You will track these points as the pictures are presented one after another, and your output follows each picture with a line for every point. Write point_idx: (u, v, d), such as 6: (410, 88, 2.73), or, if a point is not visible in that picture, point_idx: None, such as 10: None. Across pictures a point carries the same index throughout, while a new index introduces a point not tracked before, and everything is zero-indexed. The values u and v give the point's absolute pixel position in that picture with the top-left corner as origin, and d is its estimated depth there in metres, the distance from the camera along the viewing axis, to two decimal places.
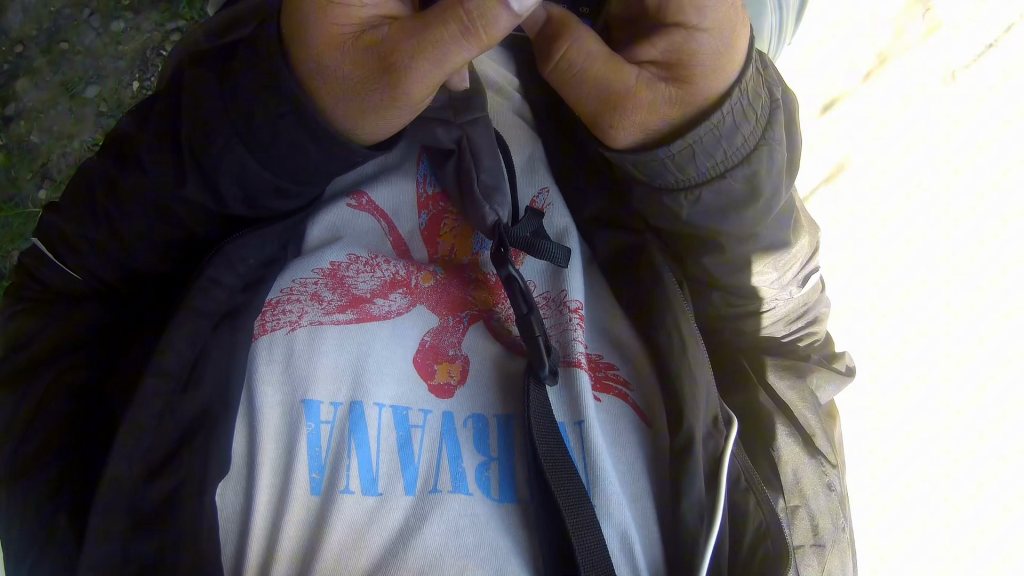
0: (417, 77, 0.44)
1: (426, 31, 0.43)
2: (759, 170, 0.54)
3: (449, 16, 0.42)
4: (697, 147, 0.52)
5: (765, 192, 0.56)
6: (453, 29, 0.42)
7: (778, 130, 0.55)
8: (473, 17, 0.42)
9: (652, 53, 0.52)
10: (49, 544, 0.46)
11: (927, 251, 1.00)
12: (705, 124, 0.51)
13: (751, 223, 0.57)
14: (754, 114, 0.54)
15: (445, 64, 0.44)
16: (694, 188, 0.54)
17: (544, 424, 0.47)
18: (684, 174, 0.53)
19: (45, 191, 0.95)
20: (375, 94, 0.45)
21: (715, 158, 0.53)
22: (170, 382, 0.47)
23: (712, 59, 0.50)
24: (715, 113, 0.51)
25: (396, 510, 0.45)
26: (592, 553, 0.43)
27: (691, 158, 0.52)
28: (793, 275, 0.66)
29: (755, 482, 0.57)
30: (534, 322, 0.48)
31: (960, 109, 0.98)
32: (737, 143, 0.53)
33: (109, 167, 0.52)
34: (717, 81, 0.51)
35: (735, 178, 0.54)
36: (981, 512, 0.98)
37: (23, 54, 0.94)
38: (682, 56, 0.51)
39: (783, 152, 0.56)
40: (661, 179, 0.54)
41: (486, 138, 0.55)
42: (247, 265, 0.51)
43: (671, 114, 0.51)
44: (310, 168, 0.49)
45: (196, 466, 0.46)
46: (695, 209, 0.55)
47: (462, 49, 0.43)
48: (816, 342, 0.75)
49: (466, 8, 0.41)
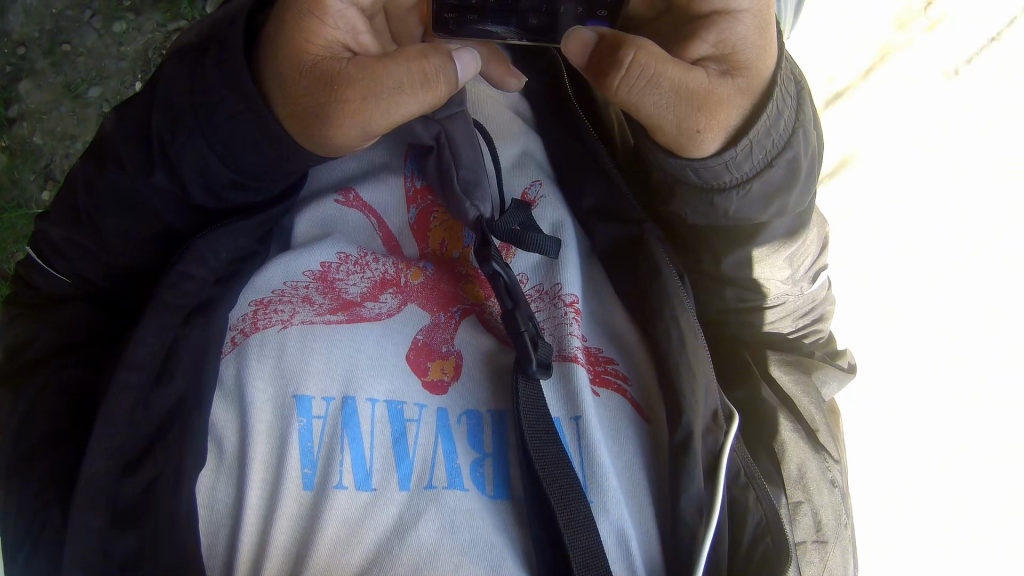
0: (354, 106, 0.46)
1: (387, 69, 0.46)
2: (800, 154, 0.53)
3: (413, 63, 0.46)
4: (756, 141, 0.51)
5: (800, 176, 0.54)
6: (412, 76, 0.46)
7: (808, 110, 0.53)
8: (434, 71, 0.46)
9: (704, 49, 0.51)
10: (39, 540, 0.47)
11: (934, 244, 0.99)
12: (764, 115, 0.50)
13: (790, 206, 0.55)
14: (788, 96, 0.52)
15: (390, 112, 0.47)
16: (746, 183, 0.52)
17: (535, 420, 0.46)
18: (739, 172, 0.52)
19: (48, 192, 0.95)
20: (318, 116, 0.47)
21: (767, 149, 0.51)
22: (145, 375, 0.46)
23: (759, 43, 0.50)
24: (770, 102, 0.50)
25: (389, 506, 0.45)
26: (585, 551, 0.43)
27: (748, 153, 0.51)
28: (806, 271, 0.65)
29: (755, 476, 0.55)
30: (520, 317, 0.47)
31: (969, 100, 0.97)
32: (780, 129, 0.51)
33: (90, 164, 0.52)
34: (767, 66, 0.50)
35: (780, 166, 0.52)
36: (985, 509, 0.97)
37: (24, 56, 0.95)
38: (734, 44, 0.50)
39: (815, 132, 0.55)
40: (718, 179, 0.52)
41: (465, 131, 0.55)
42: (219, 260, 0.50)
43: (742, 106, 0.50)
44: (269, 165, 0.49)
45: (173, 461, 0.46)
46: (743, 203, 0.54)
47: (412, 97, 0.47)
48: (822, 339, 0.75)
49: (431, 63, 0.46)
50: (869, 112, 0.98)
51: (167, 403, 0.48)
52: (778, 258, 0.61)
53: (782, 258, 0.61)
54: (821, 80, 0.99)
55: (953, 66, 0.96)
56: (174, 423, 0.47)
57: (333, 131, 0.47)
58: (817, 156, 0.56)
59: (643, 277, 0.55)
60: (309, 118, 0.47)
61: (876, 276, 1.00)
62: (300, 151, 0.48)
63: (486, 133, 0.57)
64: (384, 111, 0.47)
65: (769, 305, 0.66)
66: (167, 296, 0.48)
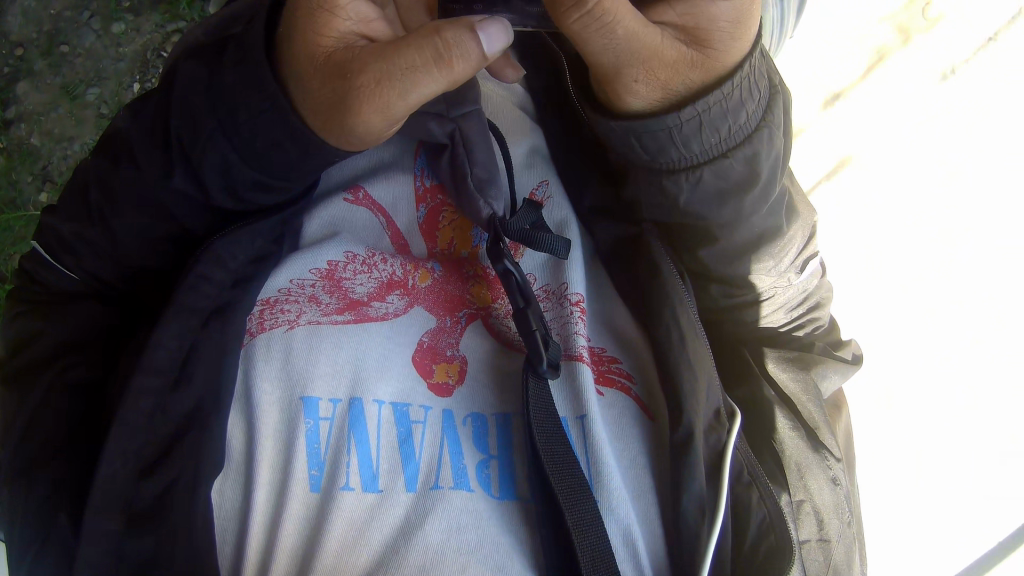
0: (375, 100, 0.45)
1: (399, 52, 0.44)
2: (760, 152, 0.52)
3: (424, 42, 0.43)
4: (705, 118, 0.50)
5: (760, 174, 0.53)
6: (426, 54, 0.44)
7: (778, 113, 0.53)
8: (447, 47, 0.43)
9: (671, 15, 0.48)
10: (51, 541, 0.47)
11: (929, 245, 1.00)
12: (717, 95, 0.49)
13: (748, 208, 0.55)
14: (757, 90, 0.51)
15: (407, 92, 0.45)
16: (696, 168, 0.52)
17: (545, 420, 0.46)
18: (687, 150, 0.51)
19: (46, 194, 0.95)
20: (339, 109, 0.45)
21: (720, 136, 0.51)
22: (164, 379, 0.46)
23: (729, 29, 0.47)
24: (727, 85, 0.49)
25: (396, 507, 0.45)
26: (594, 550, 0.43)
27: (696, 132, 0.50)
28: (791, 262, 0.65)
29: (759, 475, 0.55)
30: (531, 316, 0.47)
31: (964, 103, 0.97)
32: (742, 120, 0.51)
33: (104, 164, 0.52)
34: (733, 53, 0.48)
35: (736, 159, 0.52)
36: (982, 507, 0.97)
37: (22, 57, 0.94)
38: (702, 21, 0.47)
39: (783, 136, 0.54)
40: (664, 154, 0.51)
41: (480, 131, 0.55)
42: (237, 261, 0.50)
43: (690, 78, 0.49)
44: (288, 165, 0.49)
45: (187, 463, 0.46)
46: (693, 193, 0.53)
47: (429, 75, 0.44)
48: (820, 329, 0.75)
49: (445, 38, 0.43)
50: (868, 115, 0.99)
51: (184, 407, 0.48)
52: (761, 251, 0.61)
53: (767, 251, 0.61)
54: (820, 82, 1.00)
55: (949, 66, 0.97)
56: (190, 428, 0.47)
57: (355, 124, 0.46)
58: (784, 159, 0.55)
59: (645, 275, 0.55)
60: (331, 111, 0.46)
61: (869, 276, 1.01)
62: (324, 149, 0.48)
63: (500, 134, 0.57)
64: (399, 94, 0.45)
65: (760, 299, 0.66)
66: (185, 299, 0.48)
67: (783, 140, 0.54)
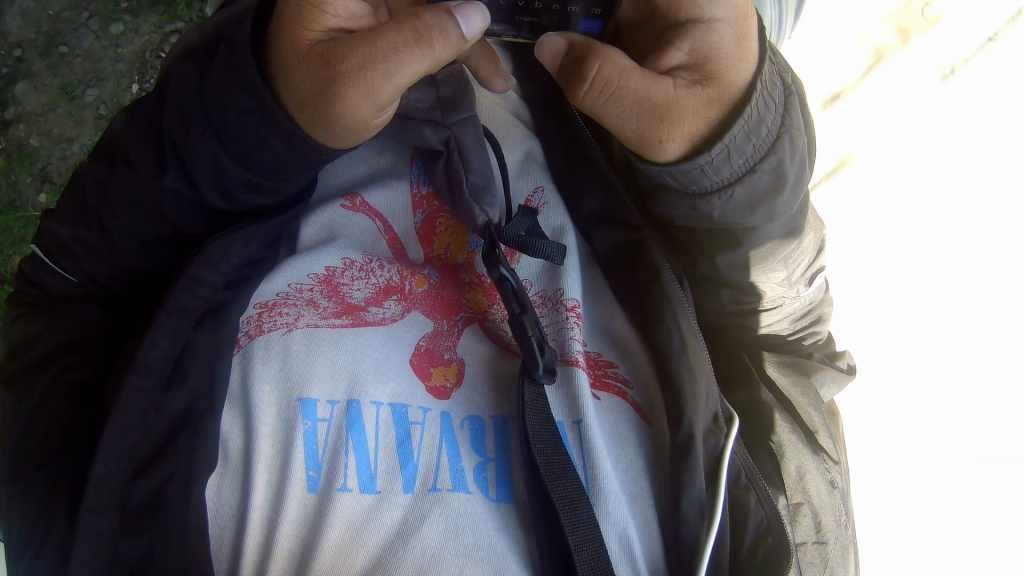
0: (360, 84, 0.45)
1: (381, 35, 0.45)
2: (785, 161, 0.52)
3: (405, 24, 0.44)
4: (733, 145, 0.50)
5: (788, 180, 0.53)
6: (407, 35, 0.44)
7: (796, 114, 0.53)
8: (428, 28, 0.44)
9: (680, 57, 0.51)
10: (47, 541, 0.47)
11: (930, 246, 1.00)
12: (738, 121, 0.50)
13: (777, 213, 0.54)
14: (774, 102, 0.51)
15: (393, 75, 0.45)
16: (727, 188, 0.52)
17: (541, 424, 0.46)
18: (719, 176, 0.51)
19: (45, 195, 0.95)
20: (325, 96, 0.46)
21: (747, 154, 0.51)
22: (157, 379, 0.46)
23: (733, 53, 0.50)
24: (747, 107, 0.50)
25: (393, 509, 0.45)
26: (589, 551, 0.44)
27: (726, 159, 0.50)
28: (802, 273, 0.65)
29: (756, 478, 0.56)
30: (527, 322, 0.47)
31: (964, 104, 0.98)
32: (763, 135, 0.51)
33: (100, 165, 0.52)
34: (742, 75, 0.50)
35: (764, 171, 0.51)
36: (980, 508, 0.98)
37: (21, 58, 0.94)
38: (709, 53, 0.50)
39: (803, 137, 0.54)
40: (697, 183, 0.52)
41: (475, 136, 0.54)
42: (229, 263, 0.50)
43: (709, 115, 0.50)
44: (280, 164, 0.49)
45: (181, 463, 0.46)
46: (726, 208, 0.53)
47: (412, 56, 0.45)
48: (820, 341, 0.75)
49: (424, 19, 0.45)
50: (868, 114, 0.99)
51: (178, 408, 0.48)
52: (772, 260, 0.61)
53: (779, 260, 0.61)
54: (819, 81, 1.00)
55: (948, 66, 0.97)
56: (184, 428, 0.47)
57: (342, 110, 0.46)
58: (806, 160, 0.55)
59: (644, 279, 0.55)
60: (317, 100, 0.46)
61: (869, 277, 1.01)
62: (311, 147, 0.48)
63: (496, 139, 0.57)
64: (384, 76, 0.45)
65: (765, 307, 0.66)
66: (178, 301, 0.48)
67: (804, 141, 0.54)
